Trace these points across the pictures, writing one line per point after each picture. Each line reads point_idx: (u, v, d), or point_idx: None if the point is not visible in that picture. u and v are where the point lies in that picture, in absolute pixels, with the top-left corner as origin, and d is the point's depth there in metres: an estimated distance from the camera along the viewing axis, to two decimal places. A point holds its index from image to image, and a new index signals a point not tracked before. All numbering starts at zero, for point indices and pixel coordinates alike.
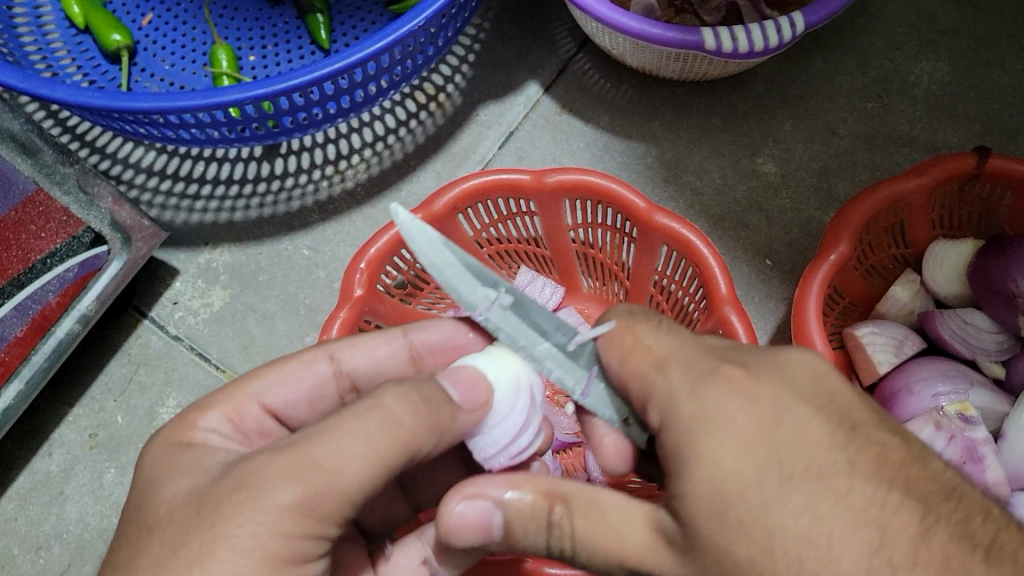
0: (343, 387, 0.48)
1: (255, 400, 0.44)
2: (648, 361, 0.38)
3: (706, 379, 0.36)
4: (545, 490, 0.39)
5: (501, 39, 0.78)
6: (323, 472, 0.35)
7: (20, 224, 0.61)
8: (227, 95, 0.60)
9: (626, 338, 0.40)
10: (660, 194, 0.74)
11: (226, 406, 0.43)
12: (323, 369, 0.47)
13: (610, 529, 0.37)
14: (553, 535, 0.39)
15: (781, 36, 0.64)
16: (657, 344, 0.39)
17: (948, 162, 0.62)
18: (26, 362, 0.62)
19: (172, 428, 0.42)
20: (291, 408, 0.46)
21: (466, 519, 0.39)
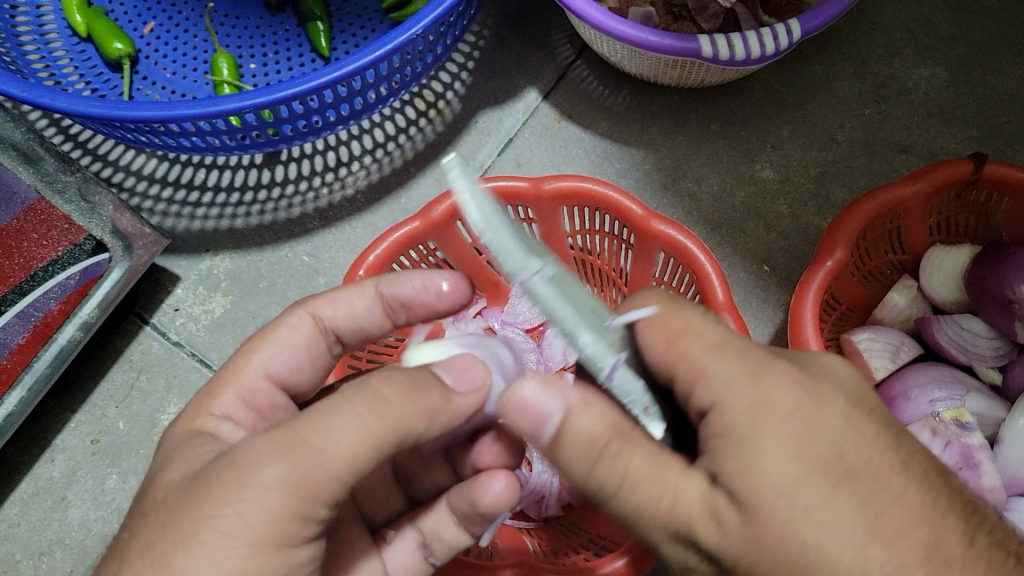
0: (329, 340, 0.50)
1: (260, 374, 0.47)
2: (706, 347, 0.37)
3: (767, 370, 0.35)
4: (589, 478, 0.38)
5: (500, 46, 0.78)
6: (309, 448, 0.34)
7: (22, 232, 0.62)
8: (228, 103, 0.60)
9: (671, 323, 0.38)
10: (658, 200, 0.74)
11: (235, 385, 0.46)
12: (307, 327, 0.49)
13: (660, 525, 0.36)
14: (586, 521, 0.38)
15: (778, 44, 0.64)
16: (708, 331, 0.37)
17: (945, 168, 0.62)
18: (29, 369, 0.62)
19: (186, 416, 0.44)
20: (294, 373, 0.48)
21: (511, 493, 0.37)
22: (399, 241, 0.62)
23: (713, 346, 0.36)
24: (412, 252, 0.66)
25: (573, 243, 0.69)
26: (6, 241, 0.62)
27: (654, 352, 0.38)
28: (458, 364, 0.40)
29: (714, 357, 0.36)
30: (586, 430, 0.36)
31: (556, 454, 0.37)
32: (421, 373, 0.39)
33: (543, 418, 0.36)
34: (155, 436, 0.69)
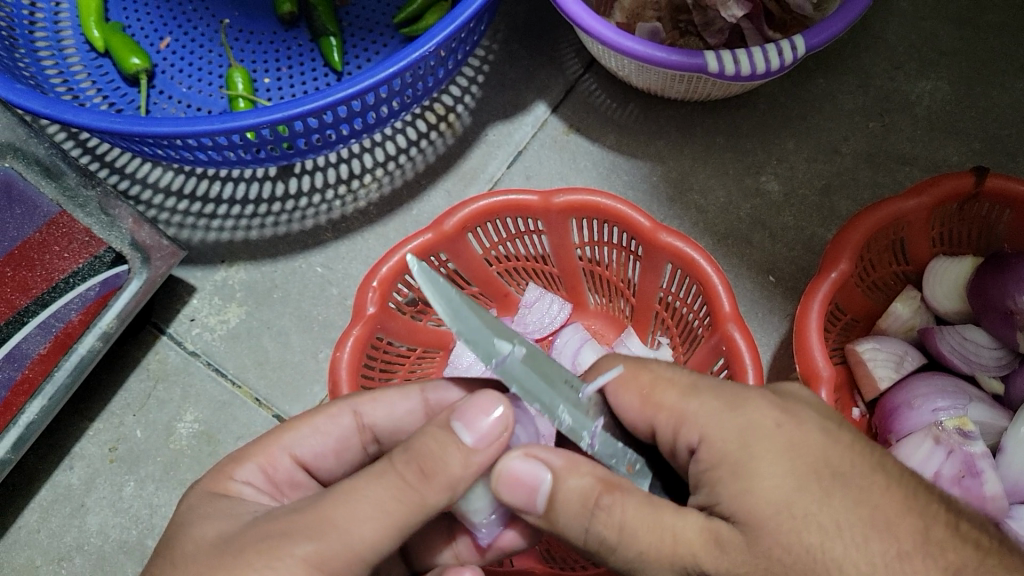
0: (365, 438, 0.49)
1: (286, 452, 0.47)
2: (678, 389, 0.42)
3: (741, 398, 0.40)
4: (601, 476, 0.40)
5: (509, 60, 0.80)
6: (336, 529, 0.37)
7: (44, 245, 0.64)
8: (245, 119, 0.62)
9: (642, 376, 0.43)
10: (665, 212, 0.76)
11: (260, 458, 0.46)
12: (346, 421, 0.48)
13: (666, 526, 0.38)
14: (596, 522, 0.39)
15: (782, 59, 0.65)
16: (677, 376, 0.43)
17: (947, 182, 0.63)
18: (50, 379, 0.63)
19: (208, 479, 0.45)
20: (320, 458, 0.48)
21: (516, 474, 0.40)
22: (412, 253, 0.64)
23: (689, 384, 0.42)
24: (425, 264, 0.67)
25: (582, 254, 0.70)
26: (27, 254, 0.64)
27: (631, 407, 0.43)
28: (473, 412, 0.39)
29: (691, 397, 0.41)
30: (575, 490, 0.39)
31: (558, 526, 0.41)
32: (434, 437, 0.39)
33: (535, 487, 0.40)
34: (171, 444, 0.70)
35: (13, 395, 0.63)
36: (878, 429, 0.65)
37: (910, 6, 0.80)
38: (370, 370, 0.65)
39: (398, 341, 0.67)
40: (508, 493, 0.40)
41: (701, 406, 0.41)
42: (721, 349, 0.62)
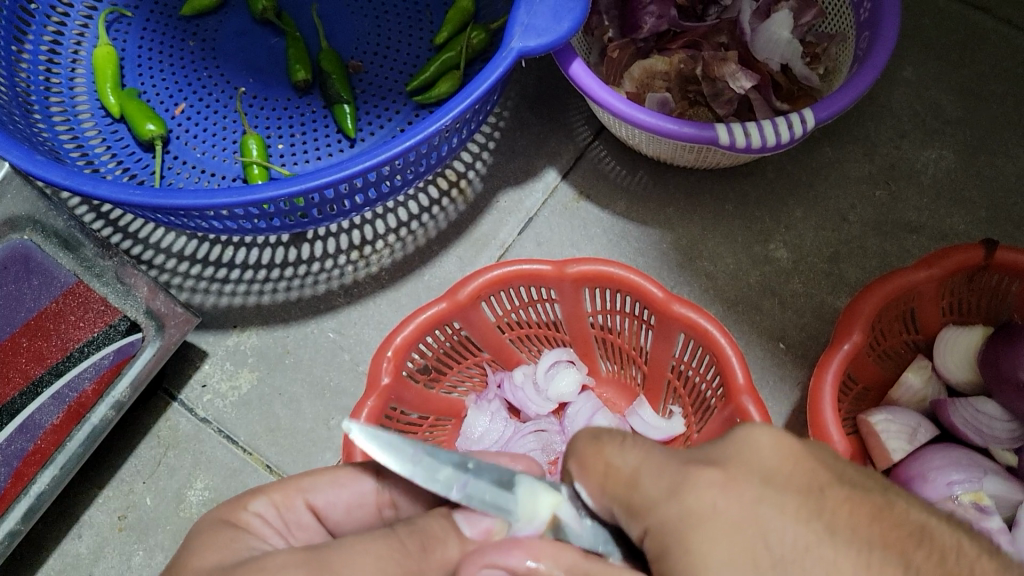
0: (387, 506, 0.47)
1: (302, 497, 0.46)
2: (619, 485, 0.40)
3: (681, 483, 0.38)
4: (568, 568, 0.38)
5: (521, 127, 0.81)
6: None
7: (60, 313, 0.64)
8: (263, 192, 0.62)
9: (598, 463, 0.41)
10: (676, 279, 0.76)
11: (277, 494, 0.46)
12: (368, 486, 0.47)
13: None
14: None
15: (792, 132, 0.66)
16: (626, 464, 0.40)
17: (956, 254, 0.64)
18: (62, 449, 0.63)
19: (225, 509, 0.45)
20: (339, 510, 0.47)
21: None
22: (426, 322, 0.64)
23: (631, 474, 0.39)
24: (439, 332, 0.67)
25: (594, 321, 0.70)
26: (43, 324, 0.64)
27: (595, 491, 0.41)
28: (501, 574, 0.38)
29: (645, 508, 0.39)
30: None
31: None
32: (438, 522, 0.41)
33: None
34: (181, 512, 0.70)
35: (24, 466, 0.62)
36: None
37: (914, 76, 0.82)
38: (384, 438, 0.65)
39: (411, 410, 0.67)
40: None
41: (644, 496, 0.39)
42: (735, 421, 0.61)
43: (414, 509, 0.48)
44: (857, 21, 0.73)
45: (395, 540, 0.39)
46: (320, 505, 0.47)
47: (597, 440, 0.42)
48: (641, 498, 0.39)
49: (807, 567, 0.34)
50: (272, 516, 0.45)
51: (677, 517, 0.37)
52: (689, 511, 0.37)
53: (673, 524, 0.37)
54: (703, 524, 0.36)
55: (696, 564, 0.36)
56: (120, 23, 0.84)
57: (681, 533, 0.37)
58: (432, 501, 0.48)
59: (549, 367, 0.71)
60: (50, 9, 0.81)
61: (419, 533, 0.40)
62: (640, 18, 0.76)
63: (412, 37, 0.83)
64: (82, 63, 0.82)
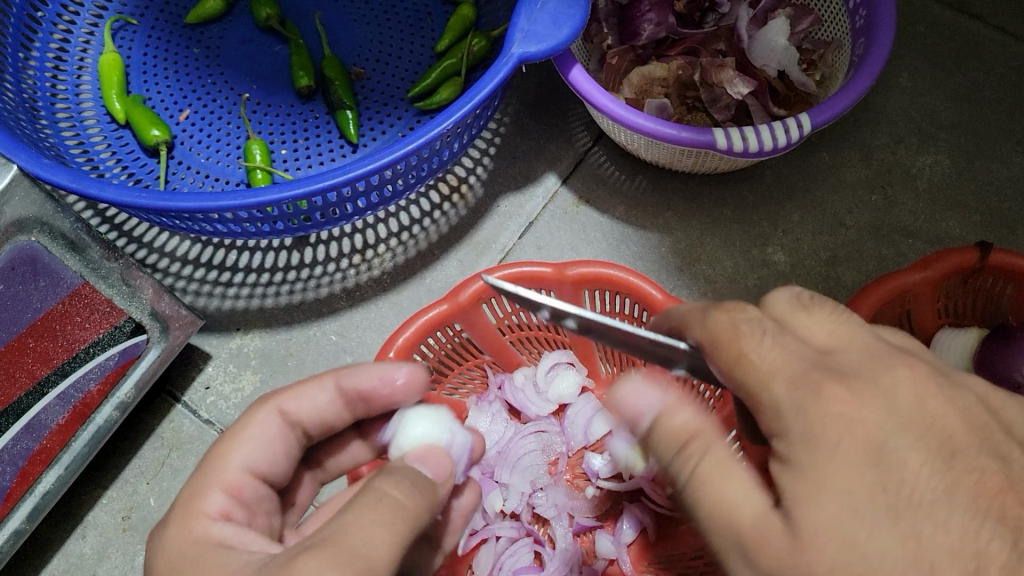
0: (296, 434, 0.50)
1: (242, 469, 0.47)
2: (753, 378, 0.38)
3: (816, 389, 0.37)
4: (694, 422, 0.41)
5: (521, 132, 0.82)
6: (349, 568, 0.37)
7: (65, 315, 0.63)
8: (268, 195, 0.63)
9: (733, 351, 0.39)
10: (675, 282, 0.77)
11: (223, 485, 0.46)
12: (275, 423, 0.49)
13: (723, 496, 0.39)
14: (678, 460, 0.41)
15: (789, 136, 0.67)
16: (764, 360, 0.38)
17: (951, 257, 0.65)
18: (67, 448, 0.64)
19: (179, 522, 0.44)
20: (272, 463, 0.48)
21: (626, 403, 0.43)
22: (428, 323, 0.65)
23: (767, 375, 0.38)
24: (440, 333, 0.68)
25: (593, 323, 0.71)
26: (48, 325, 0.63)
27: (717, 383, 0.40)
28: (637, 399, 0.42)
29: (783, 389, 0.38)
30: (685, 422, 0.41)
31: (653, 446, 0.43)
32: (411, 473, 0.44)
33: (642, 415, 0.42)
34: None
35: (30, 465, 0.63)
36: None
37: (910, 82, 0.83)
38: None
39: None
40: (623, 413, 0.43)
41: (773, 399, 0.38)
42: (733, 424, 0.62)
43: (313, 429, 0.51)
44: (853, 28, 0.74)
45: (388, 501, 0.40)
46: (253, 470, 0.47)
47: (739, 326, 0.40)
48: (772, 399, 0.38)
49: (920, 523, 0.34)
50: (235, 509, 0.45)
51: (809, 432, 0.36)
52: (817, 428, 0.36)
53: (802, 437, 0.37)
54: (831, 447, 0.36)
55: (817, 486, 0.36)
56: (125, 31, 0.85)
57: (806, 453, 0.36)
58: (321, 416, 0.51)
59: (548, 370, 0.71)
60: (57, 17, 0.82)
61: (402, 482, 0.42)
62: (639, 25, 0.78)
63: (414, 44, 0.85)
64: (87, 70, 0.83)
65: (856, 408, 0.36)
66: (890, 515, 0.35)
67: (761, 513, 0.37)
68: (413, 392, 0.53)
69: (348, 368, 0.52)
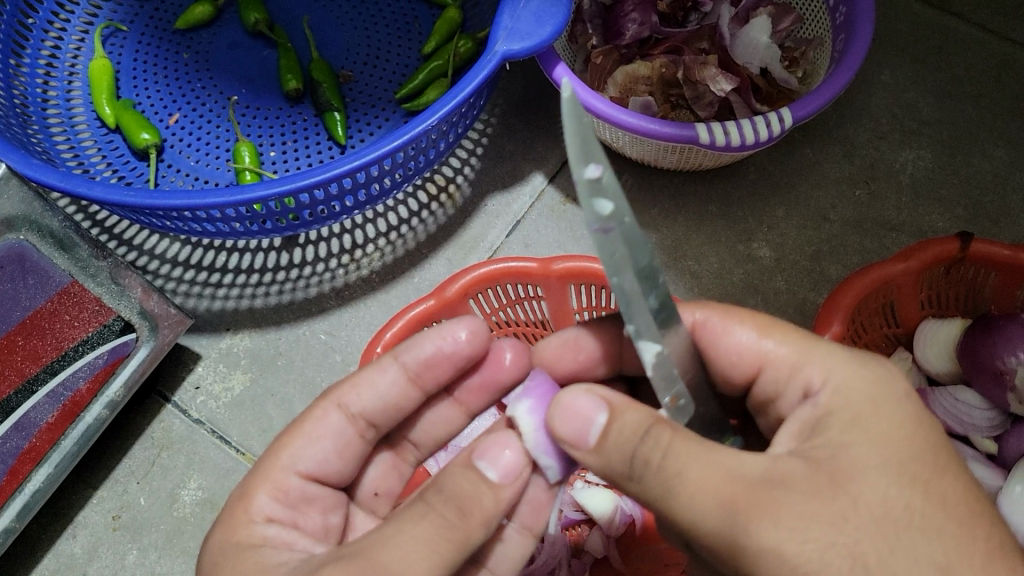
0: (360, 428, 0.51)
1: (290, 471, 0.48)
2: (801, 342, 0.44)
3: (862, 358, 0.42)
4: (653, 413, 0.39)
5: (507, 133, 0.83)
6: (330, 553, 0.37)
7: (55, 314, 0.65)
8: (254, 192, 0.63)
9: (771, 323, 0.46)
10: (661, 277, 0.78)
11: (267, 486, 0.46)
12: (334, 420, 0.50)
13: (718, 464, 0.37)
14: (643, 449, 0.38)
15: (771, 130, 0.68)
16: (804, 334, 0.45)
17: (933, 247, 0.65)
18: (56, 448, 0.64)
19: (230, 520, 0.45)
20: (324, 465, 0.49)
21: (572, 408, 0.40)
22: (415, 318, 0.65)
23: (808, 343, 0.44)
24: None
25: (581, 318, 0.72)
26: (38, 323, 0.65)
27: (748, 343, 0.45)
28: (495, 449, 0.42)
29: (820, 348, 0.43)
30: (641, 416, 0.38)
31: (605, 459, 0.39)
32: (464, 477, 0.41)
33: (591, 419, 0.39)
34: (175, 512, 0.70)
35: (19, 463, 0.63)
36: None
37: (892, 79, 0.84)
38: None
39: None
40: (563, 426, 0.40)
41: (821, 356, 0.42)
42: None
43: (379, 418, 0.51)
44: (833, 25, 0.75)
45: (436, 514, 0.39)
46: (305, 471, 0.48)
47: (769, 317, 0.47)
48: (821, 356, 0.42)
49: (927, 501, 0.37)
50: (281, 509, 0.46)
51: (863, 389, 0.40)
52: (863, 394, 0.40)
53: (861, 391, 0.40)
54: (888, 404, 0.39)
55: (865, 430, 0.38)
56: (116, 37, 0.86)
57: (865, 400, 0.39)
58: (385, 402, 0.51)
59: None
60: (48, 25, 0.83)
61: (454, 498, 0.40)
62: (623, 25, 0.79)
63: (401, 47, 0.85)
64: (78, 76, 0.84)
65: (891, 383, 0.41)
66: (903, 472, 0.37)
67: (782, 471, 0.37)
68: (478, 344, 0.51)
69: (406, 343, 0.51)
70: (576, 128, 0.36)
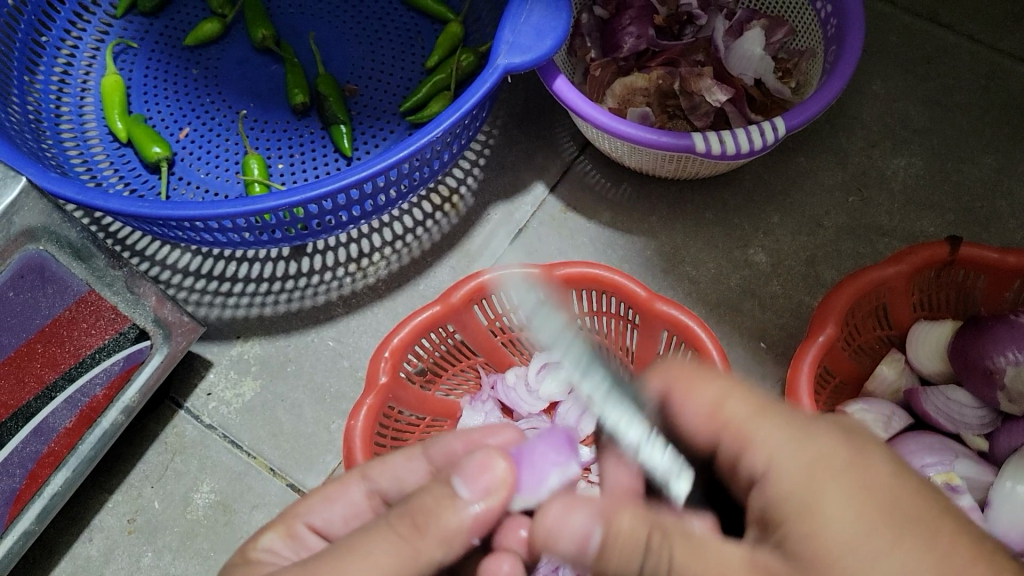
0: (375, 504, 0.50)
1: (301, 521, 0.48)
2: (742, 413, 0.41)
3: (808, 427, 0.39)
4: (644, 517, 0.39)
5: (509, 144, 0.85)
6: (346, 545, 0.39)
7: (73, 322, 0.65)
8: (265, 202, 0.65)
9: (709, 393, 0.42)
10: (660, 283, 0.80)
11: (279, 525, 0.47)
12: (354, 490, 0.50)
13: (711, 562, 0.37)
14: (650, 560, 0.38)
15: (764, 139, 0.70)
16: (741, 400, 0.41)
17: (924, 250, 0.67)
18: (74, 452, 0.68)
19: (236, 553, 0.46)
20: (335, 526, 0.49)
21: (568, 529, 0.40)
22: (421, 324, 0.67)
23: (750, 411, 0.41)
24: (433, 335, 0.71)
25: (582, 323, 0.74)
26: (57, 331, 0.64)
27: (698, 419, 0.42)
28: (473, 468, 0.41)
29: (760, 418, 0.40)
30: (632, 525, 0.39)
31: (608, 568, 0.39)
32: (433, 493, 0.41)
33: (587, 538, 0.39)
34: (188, 514, 0.72)
35: (39, 467, 0.66)
36: None
37: (883, 89, 0.86)
38: (382, 438, 0.68)
39: (408, 410, 0.70)
40: (562, 546, 0.40)
41: (762, 428, 0.40)
42: None
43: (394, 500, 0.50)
44: (824, 37, 0.78)
45: (392, 531, 0.40)
46: (319, 526, 0.49)
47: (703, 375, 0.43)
48: (765, 431, 0.40)
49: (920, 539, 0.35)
50: (284, 546, 0.47)
51: (808, 461, 0.38)
52: (812, 468, 0.37)
53: (805, 462, 0.38)
54: (829, 469, 0.37)
55: (819, 511, 0.36)
56: (127, 54, 0.88)
57: (811, 476, 0.37)
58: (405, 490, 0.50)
59: (537, 372, 0.73)
60: (60, 43, 0.86)
61: (410, 513, 0.40)
62: (620, 38, 0.81)
63: (404, 61, 0.88)
64: (90, 92, 0.86)
65: (844, 442, 0.38)
66: (875, 526, 0.35)
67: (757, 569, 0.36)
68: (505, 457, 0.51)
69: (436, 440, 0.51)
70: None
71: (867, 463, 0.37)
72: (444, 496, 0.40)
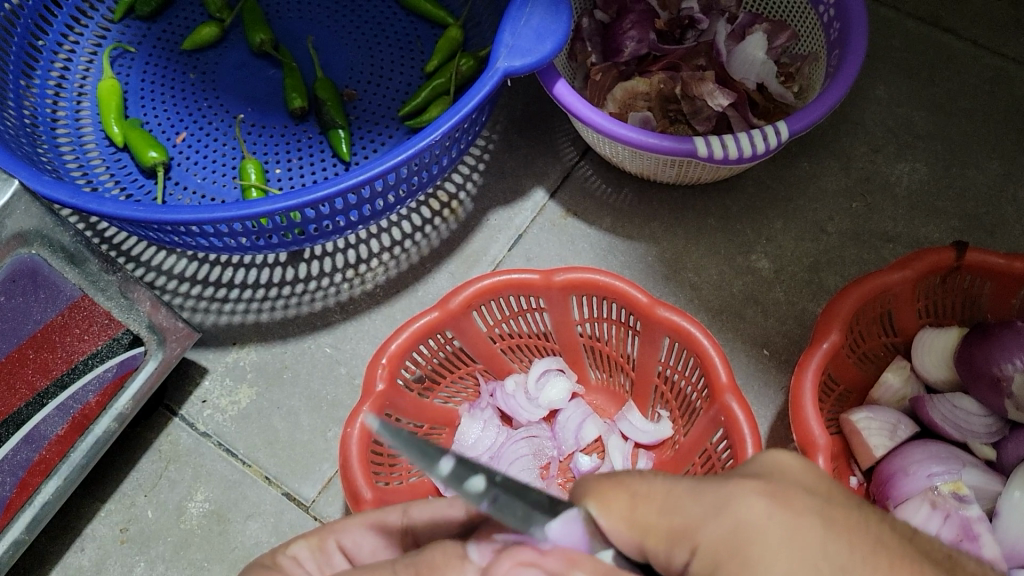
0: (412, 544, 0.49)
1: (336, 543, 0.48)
2: (654, 508, 0.38)
3: (727, 496, 0.37)
4: None
5: (508, 149, 0.84)
6: None
7: (65, 327, 0.64)
8: (261, 206, 0.64)
9: (620, 492, 0.39)
10: (662, 289, 0.79)
11: (312, 538, 0.48)
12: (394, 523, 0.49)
13: None
14: None
15: (767, 143, 0.69)
16: (654, 488, 0.39)
17: (930, 256, 0.66)
18: (65, 460, 0.67)
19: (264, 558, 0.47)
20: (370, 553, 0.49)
21: None
22: (420, 330, 0.66)
23: (666, 496, 0.38)
24: (432, 341, 0.70)
25: (583, 330, 0.73)
26: (49, 337, 0.63)
27: (619, 531, 0.38)
28: (500, 563, 0.36)
29: (672, 510, 0.38)
30: None
31: None
32: (444, 549, 0.39)
33: None
34: (182, 524, 0.71)
35: (29, 475, 0.65)
36: (876, 496, 0.66)
37: (886, 94, 0.85)
38: (379, 446, 0.67)
39: (406, 418, 0.69)
40: None
41: (686, 516, 0.37)
42: (720, 420, 0.64)
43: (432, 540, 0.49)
44: (827, 41, 0.77)
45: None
46: (349, 547, 0.48)
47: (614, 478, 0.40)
48: (690, 520, 0.37)
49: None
50: (310, 558, 0.47)
51: (734, 536, 0.36)
52: (737, 541, 0.35)
53: (729, 540, 0.36)
54: (756, 538, 0.35)
55: None
56: (124, 58, 0.87)
57: (737, 551, 0.35)
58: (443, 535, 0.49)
59: (539, 376, 0.72)
60: (57, 47, 0.85)
61: (418, 562, 0.39)
62: (621, 42, 0.81)
63: (403, 66, 0.87)
64: (87, 96, 0.86)
65: (770, 501, 0.36)
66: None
67: None
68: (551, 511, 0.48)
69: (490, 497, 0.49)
70: (403, 441, 0.39)
71: (800, 519, 0.35)
72: (453, 555, 0.38)
